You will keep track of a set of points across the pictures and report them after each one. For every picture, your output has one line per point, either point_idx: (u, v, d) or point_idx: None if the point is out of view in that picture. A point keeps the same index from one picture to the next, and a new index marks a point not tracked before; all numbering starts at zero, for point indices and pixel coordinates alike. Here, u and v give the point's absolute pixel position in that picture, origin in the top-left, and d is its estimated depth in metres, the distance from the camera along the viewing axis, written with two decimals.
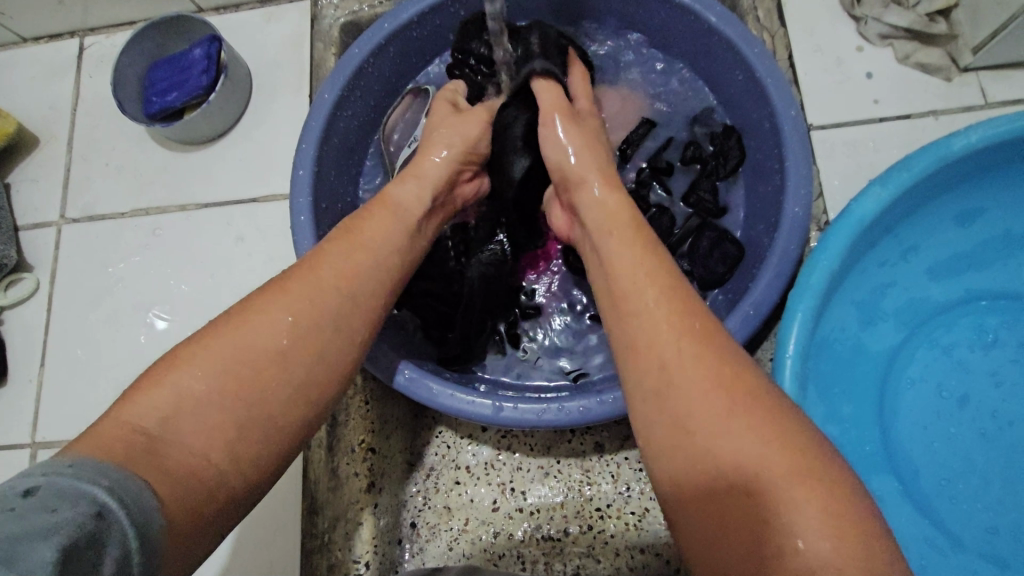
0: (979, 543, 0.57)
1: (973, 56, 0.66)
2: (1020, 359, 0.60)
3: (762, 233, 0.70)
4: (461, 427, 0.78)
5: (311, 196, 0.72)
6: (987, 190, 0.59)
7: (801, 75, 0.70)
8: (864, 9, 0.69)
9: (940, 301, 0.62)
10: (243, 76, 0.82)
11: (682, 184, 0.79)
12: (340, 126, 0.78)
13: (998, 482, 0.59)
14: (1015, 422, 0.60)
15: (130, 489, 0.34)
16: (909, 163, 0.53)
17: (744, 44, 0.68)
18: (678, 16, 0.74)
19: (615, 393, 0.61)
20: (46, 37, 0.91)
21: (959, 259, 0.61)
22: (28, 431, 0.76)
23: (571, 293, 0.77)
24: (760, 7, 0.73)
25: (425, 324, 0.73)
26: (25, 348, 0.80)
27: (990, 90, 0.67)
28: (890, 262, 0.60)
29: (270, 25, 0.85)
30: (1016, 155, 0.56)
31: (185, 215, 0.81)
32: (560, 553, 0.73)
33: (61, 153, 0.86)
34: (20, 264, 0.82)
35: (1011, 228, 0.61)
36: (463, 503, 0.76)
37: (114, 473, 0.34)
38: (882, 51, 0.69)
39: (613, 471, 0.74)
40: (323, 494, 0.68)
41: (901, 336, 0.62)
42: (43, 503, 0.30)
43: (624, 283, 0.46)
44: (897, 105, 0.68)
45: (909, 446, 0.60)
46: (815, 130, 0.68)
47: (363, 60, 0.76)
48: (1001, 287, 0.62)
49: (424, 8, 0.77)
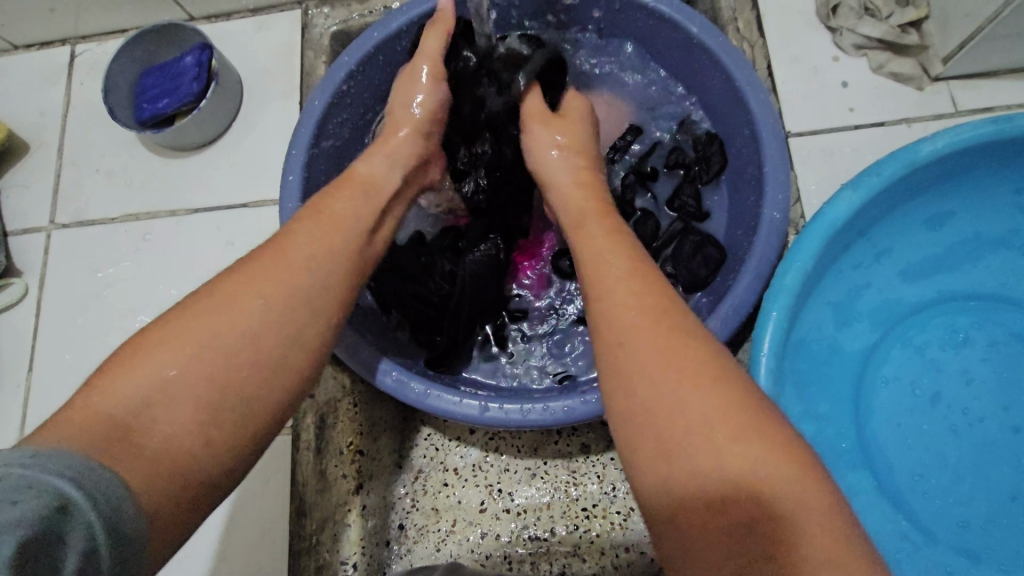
0: (952, 537, 0.59)
1: (943, 66, 0.68)
2: (990, 358, 0.62)
3: (742, 236, 0.72)
4: (449, 429, 0.79)
5: (301, 201, 0.73)
6: (956, 194, 0.61)
7: (779, 84, 0.72)
8: (840, 20, 0.72)
9: (913, 301, 0.64)
10: (234, 84, 0.83)
11: (666, 189, 0.81)
12: (330, 132, 0.79)
13: (970, 478, 0.60)
14: (986, 419, 0.61)
15: (102, 484, 0.34)
16: (879, 168, 0.55)
17: (724, 53, 0.70)
18: (661, 27, 0.76)
19: (598, 393, 0.62)
20: (38, 44, 0.92)
21: (931, 261, 0.63)
22: (16, 435, 0.76)
23: (557, 296, 0.78)
24: (740, 18, 0.75)
25: (413, 327, 0.74)
26: (13, 353, 0.80)
27: (960, 98, 0.69)
28: (864, 263, 0.62)
29: (261, 34, 0.87)
30: (982, 160, 0.58)
31: (175, 220, 0.82)
32: (546, 553, 0.74)
33: (52, 159, 0.87)
34: (10, 268, 0.83)
35: (981, 231, 0.63)
36: (451, 505, 0.76)
37: (80, 462, 0.34)
38: (858, 61, 0.72)
39: (599, 471, 0.75)
40: (311, 496, 0.68)
41: (876, 336, 0.63)
42: (7, 492, 0.30)
43: (606, 283, 0.48)
44: (871, 113, 0.70)
45: (884, 443, 0.61)
46: (793, 137, 0.70)
47: (353, 68, 0.78)
48: (972, 289, 0.63)
49: (413, 18, 0.78)
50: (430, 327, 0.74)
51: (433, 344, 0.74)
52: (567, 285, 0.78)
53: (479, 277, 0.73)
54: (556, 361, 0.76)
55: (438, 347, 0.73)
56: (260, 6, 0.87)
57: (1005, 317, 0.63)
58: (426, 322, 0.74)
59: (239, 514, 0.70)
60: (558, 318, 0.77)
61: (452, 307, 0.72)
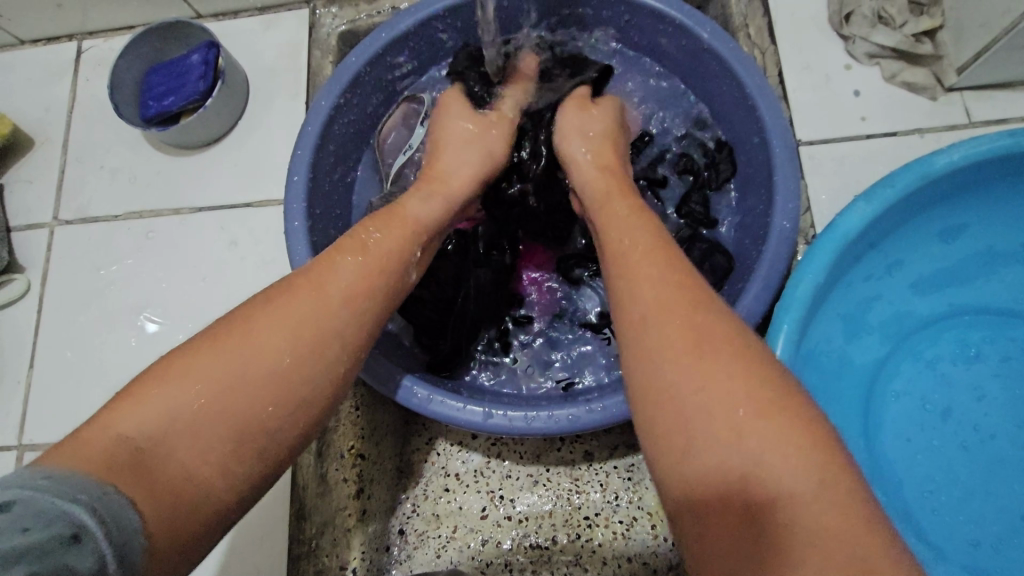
0: (960, 554, 0.58)
1: (957, 76, 0.68)
2: (1001, 373, 0.62)
3: (750, 245, 0.71)
4: (451, 434, 0.78)
5: (306, 202, 0.73)
6: (970, 207, 0.60)
7: (790, 91, 0.71)
8: (853, 28, 0.71)
9: (924, 314, 0.63)
10: (241, 82, 0.82)
11: (674, 195, 0.81)
12: (336, 133, 0.79)
13: (980, 495, 0.59)
14: (997, 435, 0.61)
15: (111, 507, 0.34)
16: (893, 179, 0.54)
17: (736, 60, 0.70)
18: (671, 32, 0.75)
19: (603, 402, 0.62)
20: (44, 40, 0.91)
21: (943, 274, 0.63)
22: (15, 433, 0.76)
23: (563, 302, 0.77)
24: (752, 25, 0.75)
25: (415, 330, 0.74)
26: (14, 350, 0.79)
27: (974, 109, 0.68)
28: (875, 276, 0.61)
29: (268, 32, 0.86)
30: (997, 174, 0.57)
31: (179, 218, 0.81)
32: (547, 562, 0.73)
33: (56, 155, 0.86)
34: (13, 265, 0.82)
35: (993, 244, 0.62)
36: (451, 511, 0.76)
37: (94, 490, 0.34)
38: (871, 70, 0.71)
39: (601, 479, 0.74)
40: (311, 500, 0.68)
41: (886, 349, 0.63)
42: (18, 520, 0.31)
43: (616, 292, 0.47)
44: (883, 123, 0.69)
45: (893, 458, 0.61)
46: (803, 145, 0.69)
47: (360, 68, 0.77)
48: (984, 303, 0.63)
49: (422, 19, 0.78)
50: (434, 331, 0.73)
51: (437, 349, 0.73)
52: (573, 291, 0.77)
53: (489, 289, 0.74)
54: (561, 368, 0.75)
55: (443, 354, 0.72)
56: (267, 5, 0.87)
57: (1017, 332, 0.62)
58: (431, 326, 0.73)
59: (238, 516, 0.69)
60: (564, 324, 0.77)
61: (460, 315, 0.73)
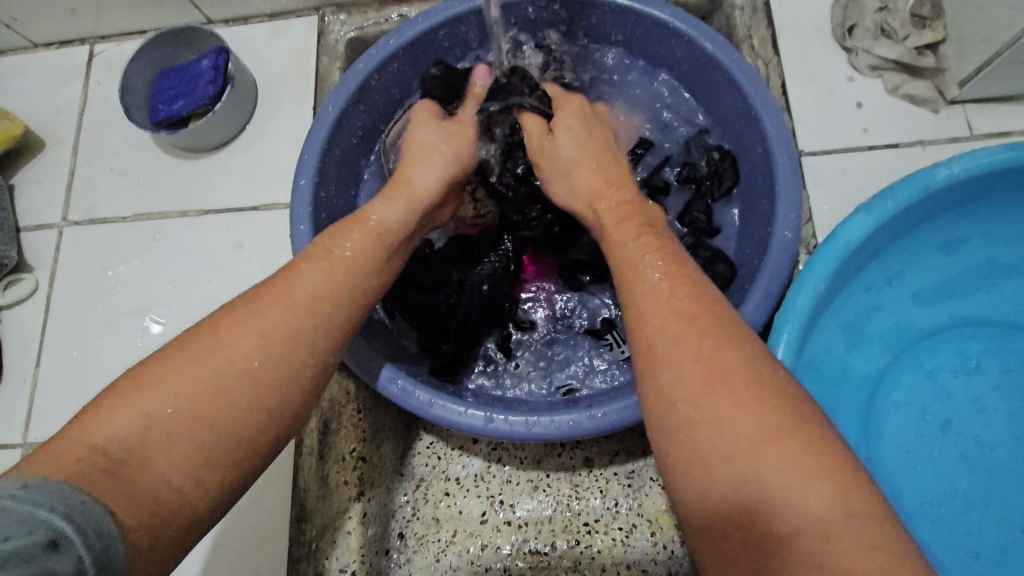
0: (960, 566, 0.58)
1: (959, 90, 0.68)
2: (1002, 385, 0.62)
3: (752, 253, 0.72)
4: (452, 438, 0.79)
5: (312, 206, 0.74)
6: (970, 220, 0.60)
7: (793, 102, 0.72)
8: (855, 41, 0.71)
9: (925, 326, 0.63)
10: (249, 87, 0.84)
11: (677, 204, 0.82)
12: (342, 138, 0.80)
13: (981, 508, 0.59)
14: (997, 447, 0.61)
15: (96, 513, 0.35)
16: (893, 191, 0.55)
17: (739, 70, 0.70)
18: (675, 43, 0.76)
19: (604, 408, 0.62)
20: (57, 44, 0.93)
21: (944, 286, 0.63)
22: (20, 431, 0.77)
23: (566, 309, 0.78)
24: (755, 36, 0.76)
25: (420, 335, 0.74)
26: (20, 349, 0.80)
27: (975, 122, 0.69)
28: (876, 286, 0.61)
29: (277, 38, 0.87)
30: (997, 187, 0.57)
31: (186, 220, 0.82)
32: (546, 568, 0.73)
33: (66, 157, 0.88)
34: (21, 264, 0.83)
35: (994, 257, 0.62)
36: (451, 515, 0.76)
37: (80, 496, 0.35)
38: (873, 82, 0.71)
39: (601, 486, 0.75)
40: (312, 502, 0.68)
41: (886, 360, 0.63)
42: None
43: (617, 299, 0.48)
44: (885, 134, 0.70)
45: (894, 469, 0.61)
46: (805, 156, 0.70)
47: (368, 75, 0.78)
48: (984, 314, 0.63)
49: (430, 26, 0.79)
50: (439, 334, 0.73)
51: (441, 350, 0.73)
52: (576, 298, 0.78)
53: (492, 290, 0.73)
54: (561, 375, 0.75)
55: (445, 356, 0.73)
56: (277, 12, 0.88)
57: (1017, 344, 0.62)
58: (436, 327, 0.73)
59: (239, 514, 0.70)
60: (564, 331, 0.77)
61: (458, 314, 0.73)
